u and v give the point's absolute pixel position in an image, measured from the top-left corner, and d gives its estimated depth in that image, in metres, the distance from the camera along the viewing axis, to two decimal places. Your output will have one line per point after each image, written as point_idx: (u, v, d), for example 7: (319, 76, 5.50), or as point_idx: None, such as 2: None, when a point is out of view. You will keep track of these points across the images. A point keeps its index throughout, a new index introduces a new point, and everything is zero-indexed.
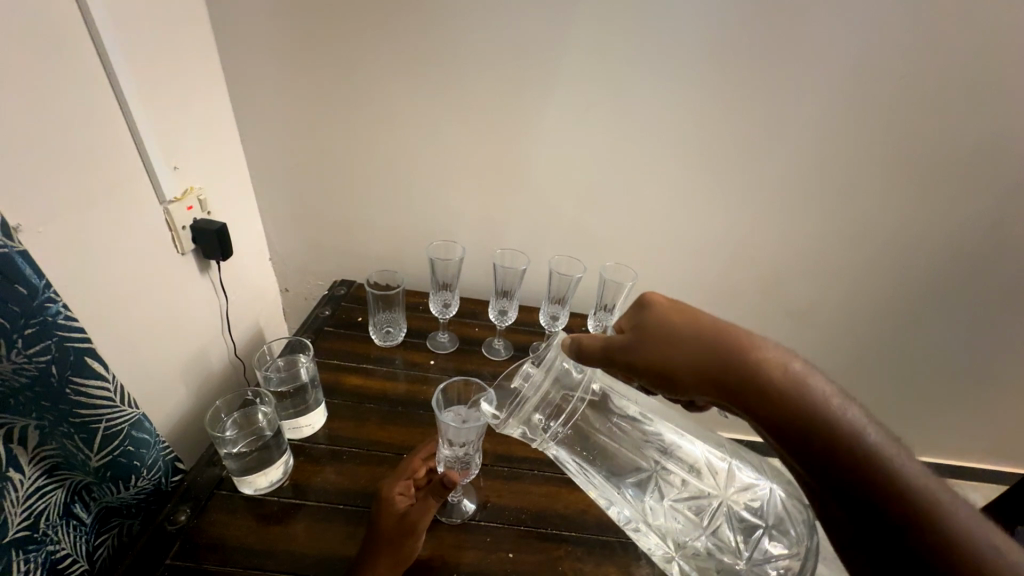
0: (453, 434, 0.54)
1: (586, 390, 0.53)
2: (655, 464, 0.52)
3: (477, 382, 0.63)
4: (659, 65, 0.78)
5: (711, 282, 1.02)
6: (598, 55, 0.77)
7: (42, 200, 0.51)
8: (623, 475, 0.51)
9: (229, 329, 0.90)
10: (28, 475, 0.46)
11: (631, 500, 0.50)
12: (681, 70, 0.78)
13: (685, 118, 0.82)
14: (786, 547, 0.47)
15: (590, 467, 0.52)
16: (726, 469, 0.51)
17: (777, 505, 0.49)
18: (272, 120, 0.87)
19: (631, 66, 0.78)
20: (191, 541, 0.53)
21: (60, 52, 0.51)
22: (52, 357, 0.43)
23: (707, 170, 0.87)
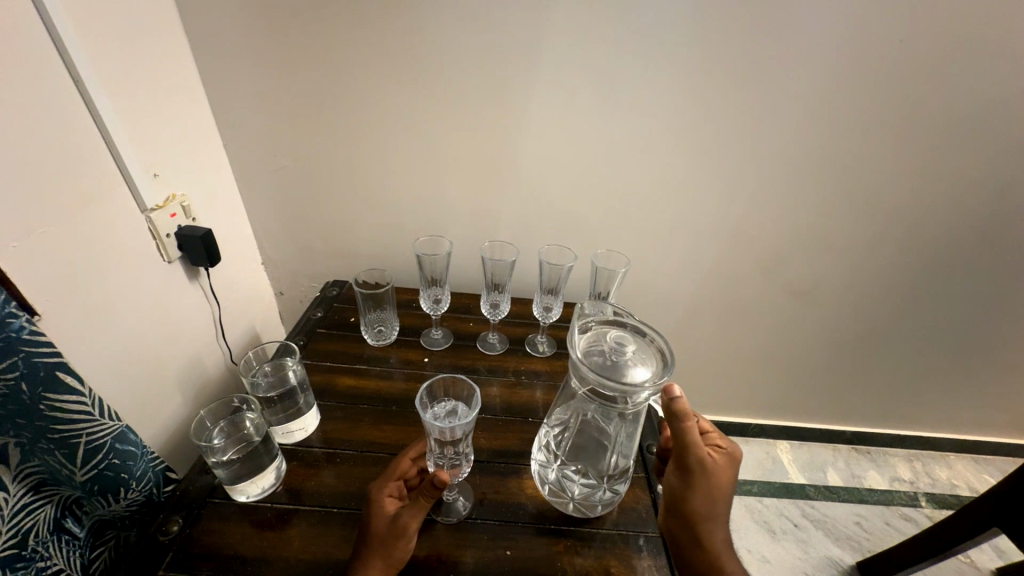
0: (439, 434, 0.53)
1: (630, 407, 0.50)
2: (600, 432, 0.55)
3: (464, 379, 0.61)
4: (649, 40, 0.74)
5: (711, 265, 1.00)
6: (583, 34, 0.74)
7: (19, 216, 0.50)
8: (579, 409, 0.55)
9: (223, 335, 0.89)
10: (13, 493, 0.46)
11: (566, 418, 0.58)
12: (672, 45, 0.74)
13: (677, 95, 0.79)
14: (588, 511, 0.57)
15: (572, 397, 0.56)
16: (624, 470, 0.56)
17: (610, 499, 0.58)
18: (253, 122, 0.85)
19: (618, 44, 0.75)
20: (185, 551, 0.53)
21: (21, 58, 0.49)
22: (20, 374, 0.41)
23: (702, 149, 0.84)
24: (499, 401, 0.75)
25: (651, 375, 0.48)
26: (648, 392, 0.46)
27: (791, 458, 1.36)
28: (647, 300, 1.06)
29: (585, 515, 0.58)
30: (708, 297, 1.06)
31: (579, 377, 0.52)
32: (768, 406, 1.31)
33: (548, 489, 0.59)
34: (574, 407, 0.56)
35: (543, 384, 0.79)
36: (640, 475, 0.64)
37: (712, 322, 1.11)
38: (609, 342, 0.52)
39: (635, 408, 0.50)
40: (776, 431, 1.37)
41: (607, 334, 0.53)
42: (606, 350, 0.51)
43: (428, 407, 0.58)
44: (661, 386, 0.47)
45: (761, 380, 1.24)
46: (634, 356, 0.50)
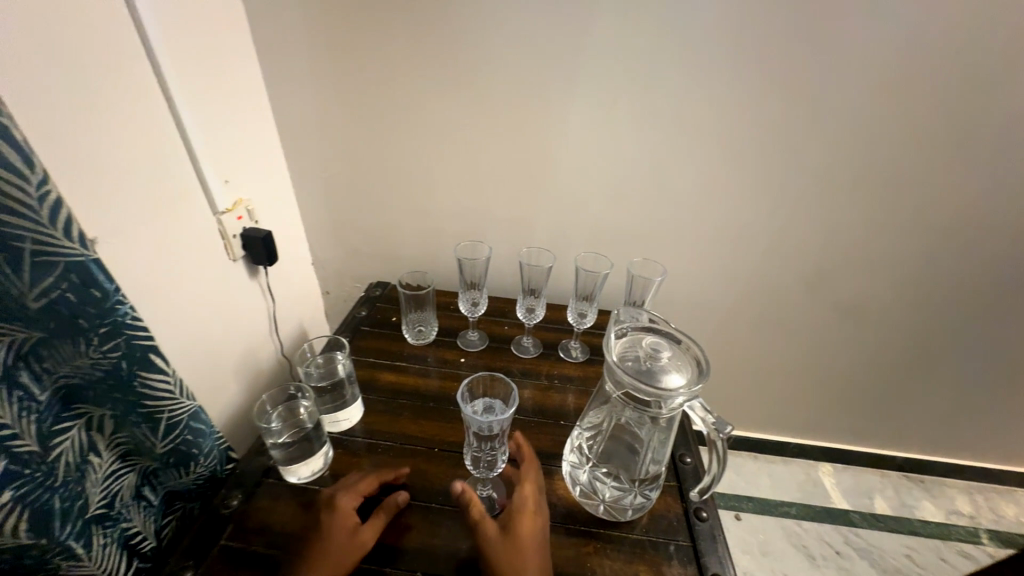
0: (479, 428, 0.57)
1: (663, 412, 0.51)
2: (632, 436, 0.56)
3: (502, 379, 0.64)
4: (689, 51, 0.75)
5: (750, 277, 0.98)
6: (623, 46, 0.76)
7: (115, 216, 0.57)
8: (613, 412, 0.57)
9: (276, 329, 0.96)
10: (105, 459, 0.51)
11: (598, 421, 0.59)
12: (712, 55, 0.75)
13: (717, 104, 0.79)
14: (617, 514, 0.58)
15: (606, 399, 0.58)
16: (655, 474, 0.57)
17: (640, 503, 0.58)
18: (310, 133, 0.92)
19: (656, 56, 0.76)
20: (243, 524, 0.58)
21: (127, 81, 0.57)
22: (122, 353, 0.47)
23: (743, 159, 0.84)
24: (530, 403, 0.77)
25: (685, 382, 0.48)
26: (682, 399, 0.47)
27: (834, 481, 1.29)
28: (682, 309, 1.05)
29: (615, 517, 0.58)
30: (747, 310, 1.04)
31: (615, 381, 0.54)
32: (809, 425, 1.26)
33: (579, 490, 0.60)
34: (608, 410, 0.57)
35: (575, 389, 0.80)
36: (671, 483, 0.64)
37: (751, 335, 1.08)
38: (644, 348, 0.53)
39: (670, 413, 0.51)
40: (818, 452, 1.31)
41: (643, 340, 0.54)
42: (641, 355, 0.52)
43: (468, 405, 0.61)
44: (697, 392, 0.48)
45: (803, 398, 1.19)
46: (669, 363, 0.51)
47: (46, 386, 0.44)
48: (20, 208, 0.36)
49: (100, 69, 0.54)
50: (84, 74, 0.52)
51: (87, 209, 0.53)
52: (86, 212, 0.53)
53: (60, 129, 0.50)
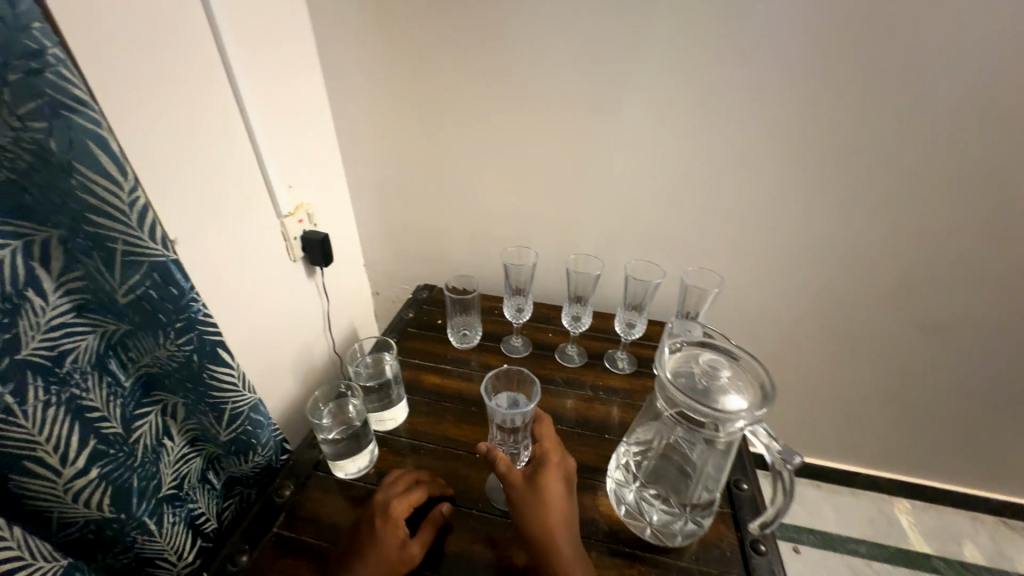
0: (500, 420, 0.61)
1: (720, 435, 0.47)
2: (684, 456, 0.52)
3: (529, 376, 0.67)
4: (756, 49, 0.70)
5: (818, 290, 0.90)
6: (682, 46, 0.72)
7: (191, 219, 0.62)
8: (664, 430, 0.53)
9: (329, 327, 1.01)
10: (176, 443, 0.56)
11: (648, 438, 0.56)
12: (782, 51, 0.69)
13: (786, 104, 0.73)
14: (666, 539, 0.55)
15: (657, 416, 0.54)
16: (709, 500, 0.53)
17: (691, 529, 0.54)
18: (365, 141, 0.95)
19: (719, 55, 0.71)
20: (294, 514, 0.60)
21: (205, 95, 0.62)
22: (194, 346, 0.49)
23: (814, 162, 0.77)
24: (572, 413, 0.75)
25: (746, 406, 0.44)
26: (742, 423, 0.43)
27: (912, 521, 1.16)
28: (739, 322, 0.98)
29: (664, 541, 0.55)
30: (813, 326, 0.95)
31: (667, 398, 0.51)
32: (883, 456, 1.14)
33: (624, 509, 0.57)
34: (658, 427, 0.54)
35: (620, 402, 0.78)
36: (725, 510, 0.60)
37: (817, 354, 0.99)
38: (701, 366, 0.49)
39: (728, 437, 0.47)
40: (893, 486, 1.18)
41: (700, 356, 0.50)
42: (697, 372, 0.49)
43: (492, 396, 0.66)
44: (759, 418, 0.44)
45: (878, 425, 1.08)
46: (728, 383, 0.47)
47: (130, 372, 0.49)
48: (115, 211, 0.38)
49: (180, 84, 0.58)
50: (167, 89, 0.56)
51: (166, 211, 0.58)
52: (166, 213, 0.58)
53: (146, 141, 0.54)
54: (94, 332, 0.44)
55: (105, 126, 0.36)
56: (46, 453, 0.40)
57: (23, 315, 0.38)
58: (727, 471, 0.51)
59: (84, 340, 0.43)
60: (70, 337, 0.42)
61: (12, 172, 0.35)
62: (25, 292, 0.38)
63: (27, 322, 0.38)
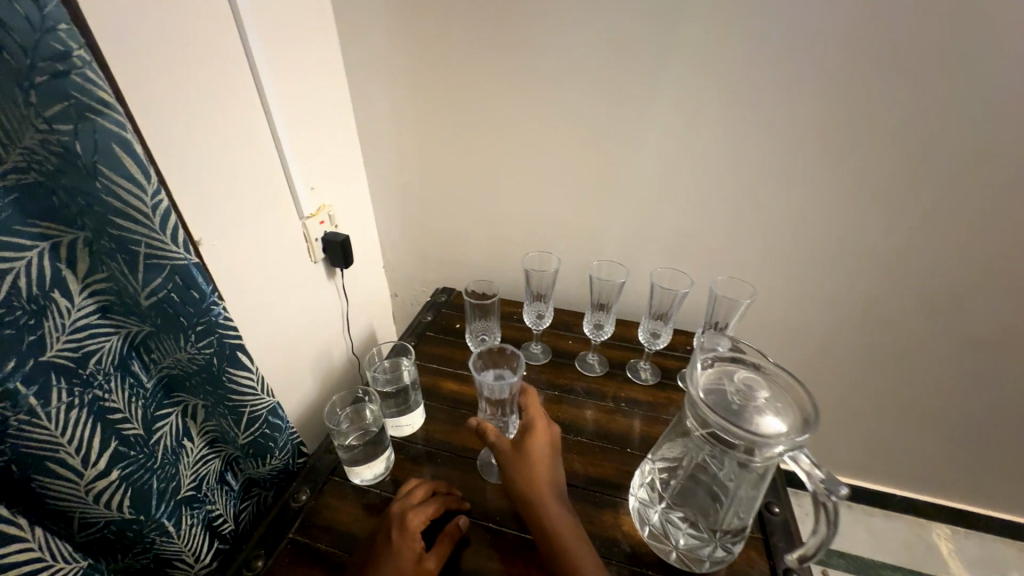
0: (487, 392, 0.63)
1: (754, 459, 0.44)
2: (713, 478, 0.50)
3: (512, 350, 0.69)
4: (796, 48, 0.66)
5: (856, 303, 0.85)
6: (716, 45, 0.69)
7: (215, 220, 0.62)
8: (693, 449, 0.51)
9: (349, 329, 1.01)
10: (196, 445, 0.56)
11: (674, 455, 0.53)
12: (824, 50, 0.65)
13: (827, 107, 0.69)
14: (693, 564, 0.52)
15: (685, 433, 0.52)
16: (740, 526, 0.50)
17: (721, 555, 0.51)
18: (387, 143, 0.94)
19: (755, 54, 0.68)
20: (310, 520, 0.60)
21: (230, 98, 0.62)
22: (214, 350, 0.48)
23: (856, 168, 0.72)
24: (592, 425, 0.73)
25: (785, 432, 0.41)
26: (780, 449, 0.40)
27: (953, 548, 1.09)
28: (769, 334, 0.94)
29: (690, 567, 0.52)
30: (850, 340, 0.90)
31: (698, 416, 0.48)
32: (922, 479, 1.07)
33: (648, 530, 0.54)
34: (687, 445, 0.52)
35: (643, 415, 0.75)
36: (756, 536, 0.57)
37: (854, 371, 0.94)
38: (735, 384, 0.46)
39: (763, 462, 0.44)
40: (933, 510, 1.11)
41: (734, 374, 0.48)
42: (731, 390, 0.46)
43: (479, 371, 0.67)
44: (800, 444, 0.40)
45: (918, 446, 1.01)
46: (765, 405, 0.44)
47: (152, 373, 0.49)
48: (138, 215, 0.38)
49: (206, 86, 0.58)
50: (193, 91, 0.57)
51: (192, 213, 0.58)
52: (192, 215, 0.59)
53: (172, 143, 0.55)
54: (118, 333, 0.44)
55: (129, 129, 0.35)
56: (68, 454, 0.40)
57: (49, 317, 0.38)
58: (761, 496, 0.48)
59: (107, 341, 0.43)
60: (94, 338, 0.42)
61: (40, 175, 0.35)
62: (52, 294, 0.38)
63: (52, 324, 0.38)
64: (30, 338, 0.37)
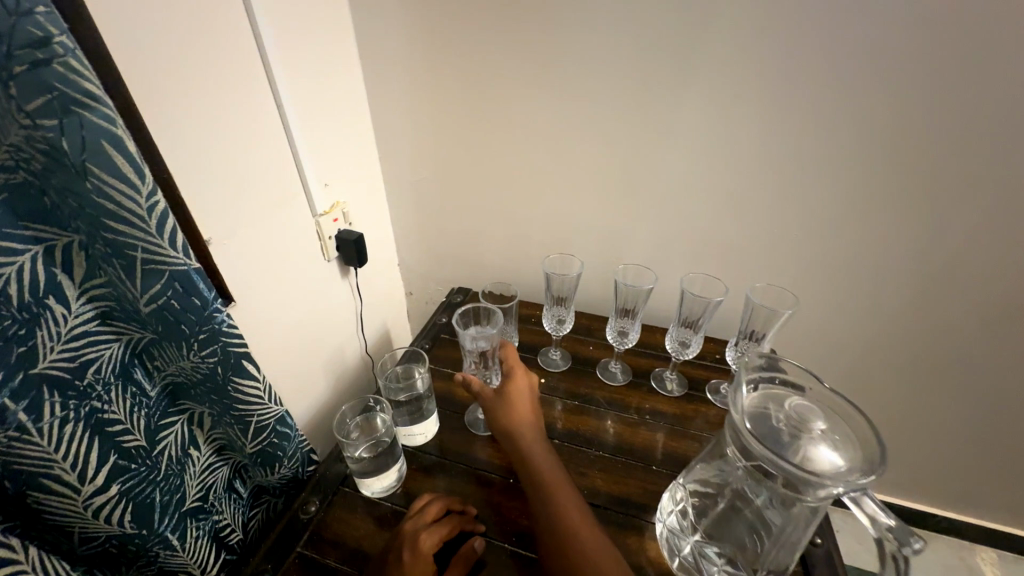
0: (468, 343, 0.68)
1: (806, 498, 0.39)
2: (756, 509, 0.45)
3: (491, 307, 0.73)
4: (855, 32, 0.59)
5: (907, 314, 0.78)
6: (764, 30, 0.62)
7: (225, 219, 0.60)
8: (733, 475, 0.47)
9: (362, 329, 0.98)
10: (203, 453, 0.54)
11: (710, 481, 0.49)
12: (889, 34, 0.58)
13: (888, 98, 0.62)
14: None
15: (724, 457, 0.48)
16: (784, 565, 0.45)
17: None
18: (403, 139, 0.91)
19: (808, 40, 0.61)
20: (318, 534, 0.57)
21: (240, 91, 0.59)
22: (218, 358, 0.46)
23: (917, 167, 0.65)
24: (615, 440, 0.68)
25: (845, 473, 0.36)
26: (838, 492, 0.36)
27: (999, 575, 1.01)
28: (806, 344, 0.87)
29: None
30: (897, 353, 0.83)
31: (740, 445, 0.43)
32: (968, 501, 1.00)
33: (678, 562, 0.50)
34: (725, 471, 0.48)
35: (669, 429, 0.70)
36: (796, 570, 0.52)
37: (900, 386, 0.87)
38: (785, 411, 0.42)
39: (815, 501, 0.39)
40: (978, 533, 1.03)
41: (784, 400, 0.43)
42: (781, 419, 0.41)
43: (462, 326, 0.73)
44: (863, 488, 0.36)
45: (965, 466, 0.94)
46: (820, 438, 0.39)
47: (156, 381, 0.47)
48: (133, 218, 0.35)
49: (213, 79, 0.55)
50: (199, 84, 0.53)
51: (200, 212, 0.56)
52: (201, 214, 0.56)
53: (178, 140, 0.52)
54: (119, 341, 0.42)
55: (120, 125, 0.33)
56: (63, 470, 0.38)
57: (42, 326, 0.36)
58: (809, 535, 0.43)
59: (108, 349, 0.41)
60: (92, 346, 0.40)
61: (28, 174, 0.33)
62: (46, 301, 0.36)
63: (47, 332, 0.36)
64: (20, 350, 0.34)
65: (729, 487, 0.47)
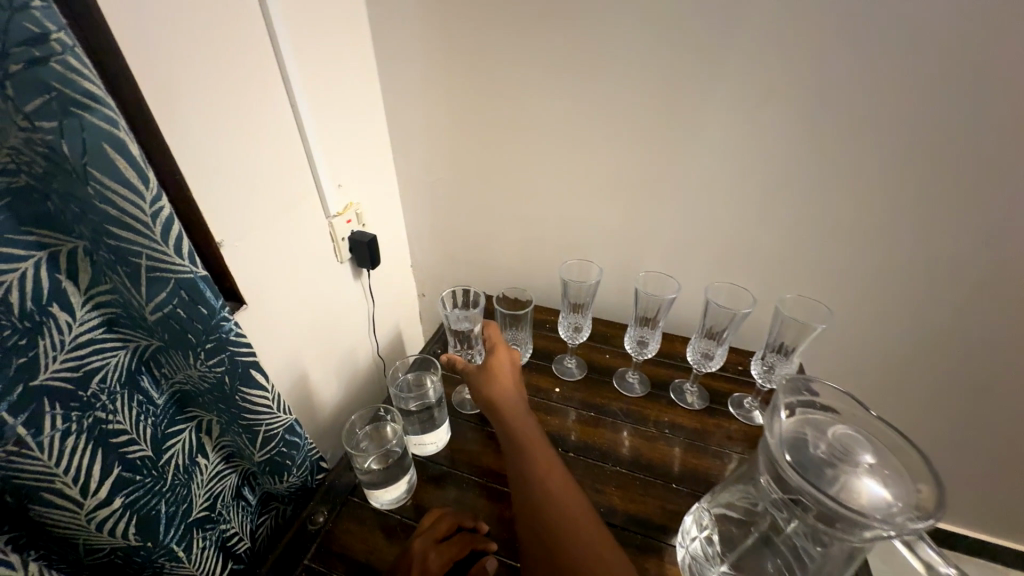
0: (453, 324, 0.74)
1: (849, 537, 0.36)
2: (789, 542, 0.42)
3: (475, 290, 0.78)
4: (908, 26, 0.54)
5: (950, 329, 0.73)
6: (806, 23, 0.57)
7: (236, 221, 0.58)
8: (765, 504, 0.43)
9: (374, 331, 0.97)
10: (211, 461, 0.53)
11: (739, 507, 0.46)
12: (946, 28, 0.53)
13: (941, 98, 0.57)
14: None
15: (755, 483, 0.45)
16: None
17: None
18: (417, 139, 0.89)
19: (854, 34, 0.56)
20: (326, 546, 0.56)
21: (251, 91, 0.57)
22: (225, 368, 0.44)
23: (970, 173, 0.60)
24: (633, 455, 0.65)
25: (897, 514, 0.33)
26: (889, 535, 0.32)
27: None
28: (836, 357, 0.83)
29: None
30: (935, 369, 0.78)
31: (775, 473, 0.40)
32: (1006, 524, 0.94)
33: None
34: (756, 498, 0.44)
35: (689, 445, 0.67)
36: None
37: (936, 405, 0.82)
38: (829, 439, 0.38)
39: (859, 542, 0.36)
40: (1015, 558, 0.98)
41: (827, 427, 0.40)
42: (824, 448, 0.38)
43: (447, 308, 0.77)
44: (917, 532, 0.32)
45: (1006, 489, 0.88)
46: (867, 473, 0.36)
47: (163, 389, 0.46)
48: (137, 224, 0.34)
49: (222, 77, 0.53)
50: (209, 82, 0.51)
51: (212, 214, 0.54)
52: (213, 216, 0.55)
53: (189, 141, 0.50)
54: (125, 348, 0.41)
55: (122, 126, 0.31)
56: (65, 484, 0.37)
57: (45, 334, 0.34)
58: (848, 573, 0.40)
59: (114, 356, 0.40)
60: (98, 354, 0.38)
61: (30, 178, 0.31)
62: (50, 309, 0.34)
63: (50, 341, 0.35)
64: (20, 361, 0.33)
65: (761, 517, 0.44)
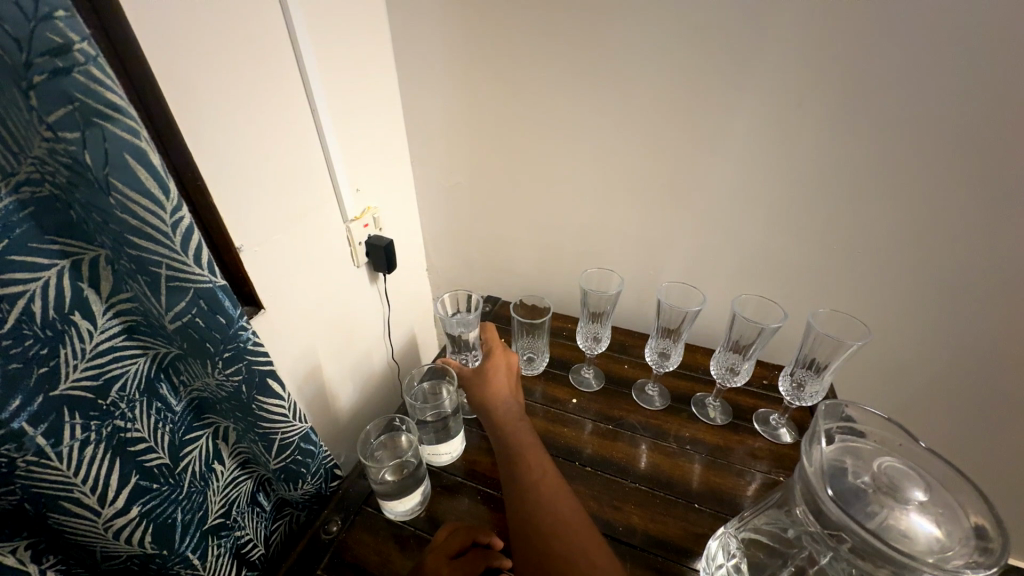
0: (448, 329, 0.73)
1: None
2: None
3: (471, 293, 0.78)
4: (960, 25, 0.50)
5: (997, 347, 0.68)
6: (848, 21, 0.54)
7: (254, 227, 0.58)
8: (799, 537, 0.40)
9: (389, 335, 0.97)
10: (227, 467, 0.52)
11: (769, 537, 0.43)
12: (1000, 29, 0.49)
13: (993, 104, 0.53)
14: None
15: (787, 514, 0.42)
16: None
17: None
18: (436, 143, 0.88)
19: (900, 33, 0.53)
20: (339, 556, 0.55)
21: (272, 97, 0.57)
22: (243, 377, 0.44)
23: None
24: (652, 470, 0.63)
25: (948, 559, 0.31)
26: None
27: None
28: (868, 373, 0.79)
29: None
30: (979, 389, 0.73)
31: (811, 505, 0.38)
32: None
33: None
34: (790, 530, 0.42)
35: (711, 462, 0.64)
36: None
37: (977, 427, 0.77)
38: (871, 473, 0.37)
39: None
40: None
41: (868, 460, 0.38)
42: (868, 482, 0.36)
43: (444, 311, 0.76)
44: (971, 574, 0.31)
45: None
46: (915, 510, 0.34)
47: (181, 396, 0.45)
48: (157, 234, 0.34)
49: (243, 81, 0.53)
50: (231, 90, 0.51)
51: (232, 220, 0.54)
52: (233, 220, 0.55)
53: (210, 147, 0.50)
54: (145, 355, 0.40)
55: (144, 136, 0.31)
56: (83, 494, 0.37)
57: (67, 343, 0.34)
58: None
59: (134, 363, 0.40)
60: (118, 362, 0.38)
61: (54, 188, 0.32)
62: (72, 318, 0.34)
63: (71, 350, 0.35)
64: (41, 370, 0.33)
65: (798, 550, 0.41)
